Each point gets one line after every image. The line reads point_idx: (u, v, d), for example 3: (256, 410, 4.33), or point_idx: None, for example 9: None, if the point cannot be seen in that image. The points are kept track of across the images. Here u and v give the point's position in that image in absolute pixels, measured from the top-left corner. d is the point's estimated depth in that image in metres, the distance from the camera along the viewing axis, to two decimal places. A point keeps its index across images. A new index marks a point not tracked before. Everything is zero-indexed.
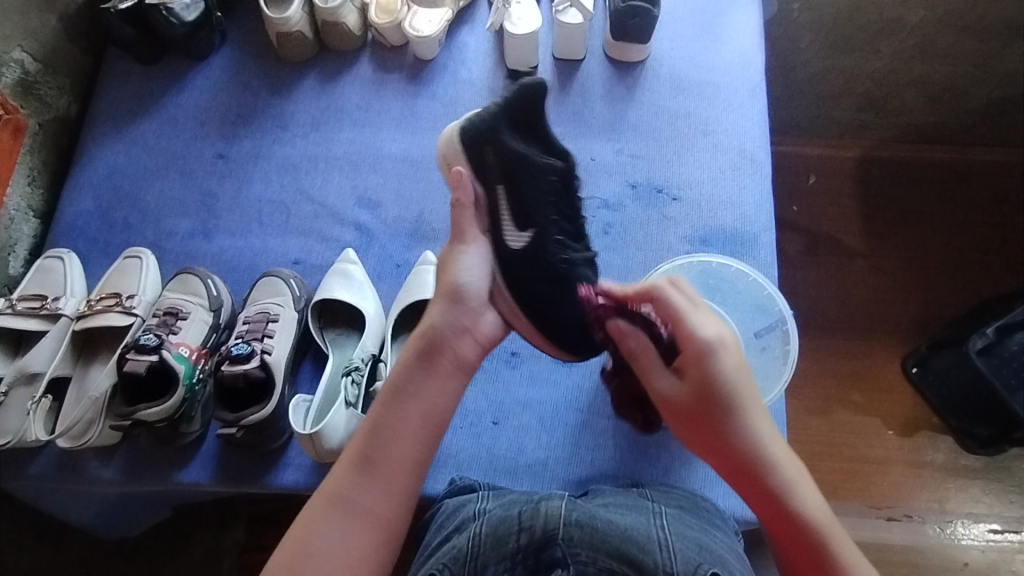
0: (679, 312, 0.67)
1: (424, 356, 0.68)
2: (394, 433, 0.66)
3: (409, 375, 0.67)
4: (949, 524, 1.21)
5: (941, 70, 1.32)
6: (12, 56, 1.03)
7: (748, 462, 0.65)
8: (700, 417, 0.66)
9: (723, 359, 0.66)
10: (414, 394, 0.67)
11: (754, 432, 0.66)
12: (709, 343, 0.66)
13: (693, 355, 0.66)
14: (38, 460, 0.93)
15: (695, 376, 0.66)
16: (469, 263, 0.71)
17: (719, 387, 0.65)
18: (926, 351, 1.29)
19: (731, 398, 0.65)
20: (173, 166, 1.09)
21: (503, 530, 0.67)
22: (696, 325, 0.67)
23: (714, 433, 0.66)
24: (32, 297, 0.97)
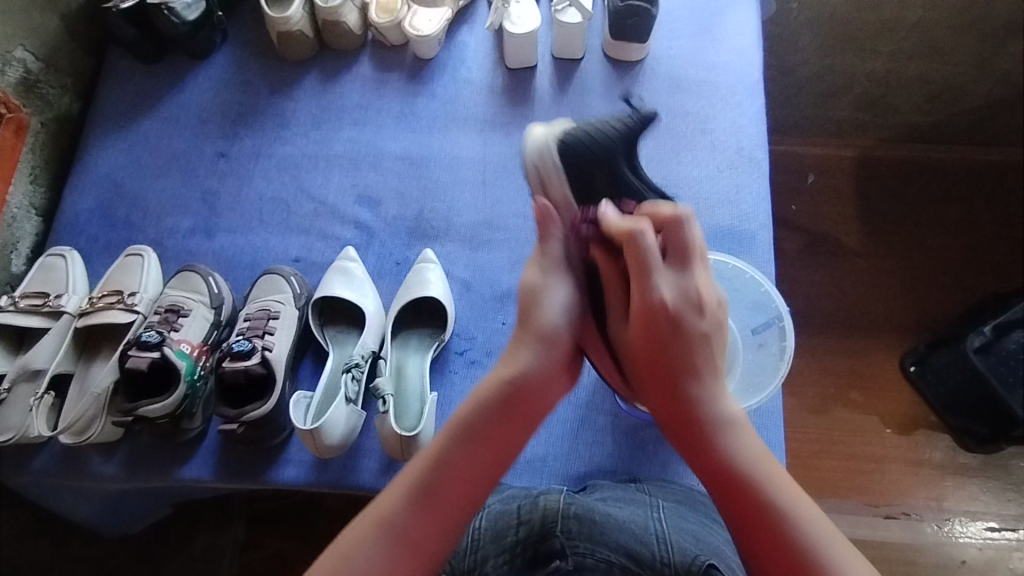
0: (646, 260, 0.63)
1: (500, 395, 0.64)
2: (451, 466, 0.62)
3: (482, 414, 0.63)
4: (947, 521, 1.22)
5: (939, 70, 1.33)
6: (15, 55, 1.03)
7: (692, 413, 0.62)
8: (649, 365, 0.63)
9: (682, 316, 0.62)
10: (484, 437, 0.63)
11: (707, 389, 0.62)
12: (666, 296, 0.62)
13: (646, 307, 0.62)
14: (40, 456, 0.94)
15: (645, 324, 0.62)
16: (562, 302, 0.67)
17: (671, 333, 0.62)
18: (925, 350, 1.29)
19: (684, 354, 0.62)
20: (174, 165, 1.10)
21: (503, 524, 0.69)
22: (660, 278, 0.63)
23: (662, 385, 0.63)
24: (35, 294, 0.97)
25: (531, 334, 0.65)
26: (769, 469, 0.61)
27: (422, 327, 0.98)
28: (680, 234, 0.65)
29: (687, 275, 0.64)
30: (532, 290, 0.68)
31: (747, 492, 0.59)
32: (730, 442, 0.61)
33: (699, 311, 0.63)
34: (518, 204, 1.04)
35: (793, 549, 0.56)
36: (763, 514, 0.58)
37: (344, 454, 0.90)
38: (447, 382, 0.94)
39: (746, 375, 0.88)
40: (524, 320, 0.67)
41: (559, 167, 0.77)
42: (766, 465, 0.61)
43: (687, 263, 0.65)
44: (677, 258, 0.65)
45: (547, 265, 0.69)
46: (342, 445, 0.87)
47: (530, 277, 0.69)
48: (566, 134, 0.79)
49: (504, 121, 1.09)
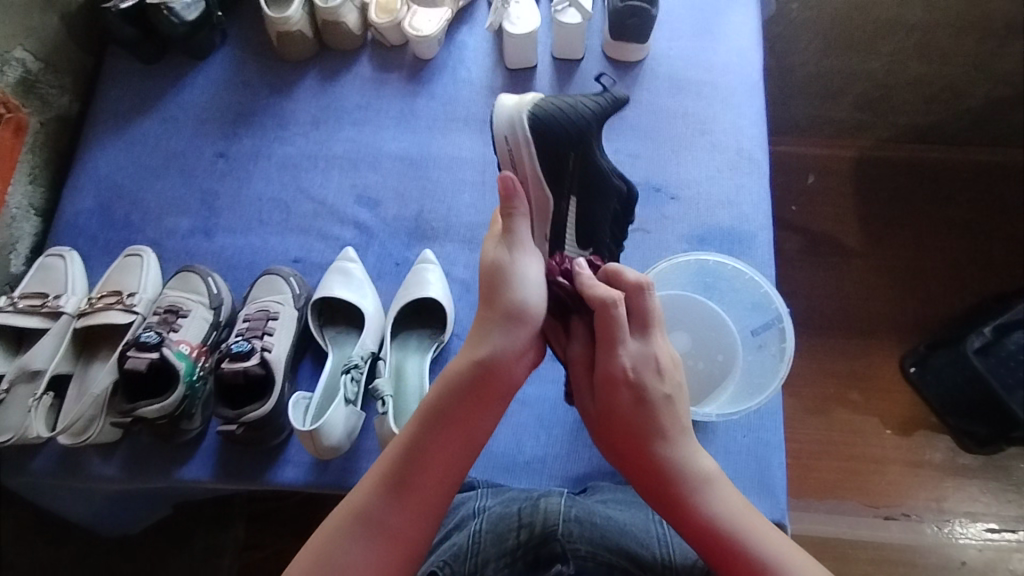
0: (610, 325, 0.65)
1: (464, 378, 0.64)
2: (421, 453, 0.62)
3: (449, 399, 0.64)
4: (947, 523, 1.21)
5: (940, 70, 1.33)
6: (14, 55, 1.03)
7: (665, 475, 0.62)
8: (621, 432, 0.64)
9: (642, 380, 0.64)
10: (453, 420, 0.63)
11: (677, 447, 0.63)
12: (629, 364, 0.64)
13: (608, 373, 0.65)
14: (39, 456, 0.93)
15: (613, 393, 0.64)
16: (531, 282, 0.67)
17: (637, 396, 0.63)
18: (926, 350, 1.29)
19: (652, 417, 0.63)
20: (173, 165, 1.10)
21: (504, 526, 0.67)
22: (625, 341, 0.65)
23: (633, 449, 0.63)
24: (34, 294, 0.97)
25: (498, 312, 0.65)
26: (750, 525, 0.60)
27: (421, 328, 0.98)
28: (641, 300, 0.67)
29: (650, 340, 0.66)
30: (499, 266, 0.67)
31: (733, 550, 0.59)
32: (709, 498, 0.61)
33: (662, 374, 0.65)
34: None
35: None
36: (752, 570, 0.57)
37: (343, 455, 0.90)
38: None
39: (746, 375, 0.90)
40: (488, 297, 0.67)
41: (532, 148, 0.75)
42: (747, 518, 0.61)
43: (648, 329, 0.67)
44: (639, 323, 0.67)
45: (513, 244, 0.68)
46: (340, 447, 0.86)
47: (499, 254, 0.68)
48: (537, 106, 0.74)
49: None
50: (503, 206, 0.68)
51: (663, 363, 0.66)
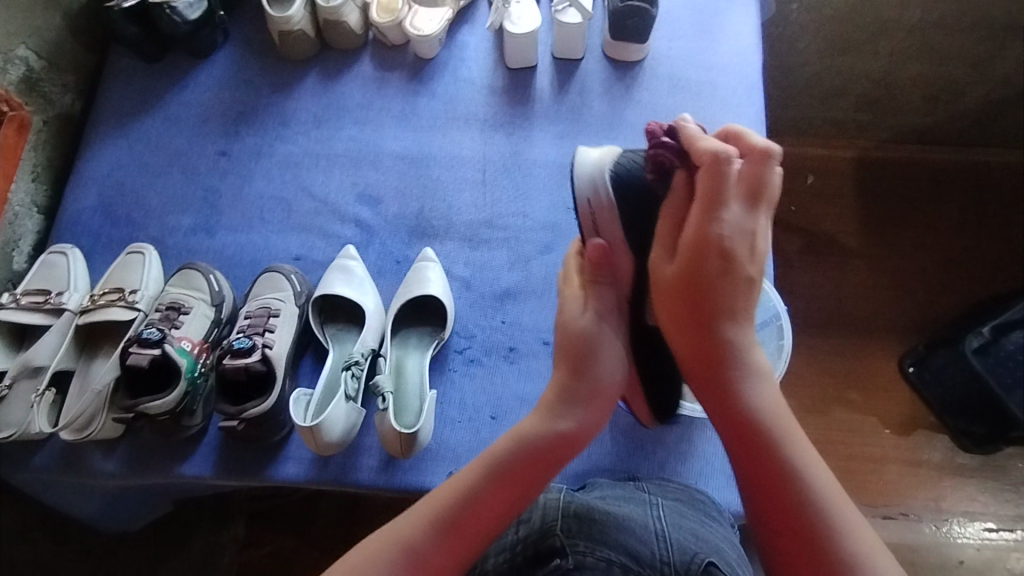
0: (722, 186, 0.66)
1: (537, 439, 0.67)
2: (476, 502, 0.64)
3: (511, 453, 0.66)
4: (945, 522, 1.22)
5: (938, 71, 1.34)
6: (17, 53, 1.04)
7: (721, 351, 0.65)
8: (685, 296, 0.66)
9: (731, 255, 0.66)
10: (511, 473, 0.65)
11: (737, 332, 0.66)
12: (725, 231, 0.66)
13: (701, 236, 0.66)
14: (41, 452, 0.94)
15: (695, 255, 0.66)
16: (613, 356, 0.71)
17: (719, 268, 0.66)
18: (925, 350, 1.29)
19: (727, 292, 0.66)
20: (176, 163, 1.10)
21: (504, 524, 0.71)
22: (727, 209, 0.67)
23: (697, 319, 0.66)
24: (36, 291, 0.98)
25: (580, 385, 0.70)
26: (786, 420, 0.64)
27: (422, 325, 0.98)
28: (762, 171, 0.68)
29: (753, 215, 0.68)
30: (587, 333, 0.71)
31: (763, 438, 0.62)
32: (755, 389, 0.65)
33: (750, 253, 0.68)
34: (518, 204, 1.04)
35: (800, 497, 0.59)
36: (775, 461, 0.61)
37: (344, 451, 0.90)
38: (446, 380, 0.94)
39: None
40: (573, 364, 0.71)
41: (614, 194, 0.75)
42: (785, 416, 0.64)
43: (755, 202, 0.68)
44: (749, 194, 0.68)
45: (600, 312, 0.73)
46: (342, 443, 0.87)
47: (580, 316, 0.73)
48: (617, 165, 0.77)
49: (503, 120, 1.10)
50: (592, 270, 0.75)
51: (756, 244, 0.68)
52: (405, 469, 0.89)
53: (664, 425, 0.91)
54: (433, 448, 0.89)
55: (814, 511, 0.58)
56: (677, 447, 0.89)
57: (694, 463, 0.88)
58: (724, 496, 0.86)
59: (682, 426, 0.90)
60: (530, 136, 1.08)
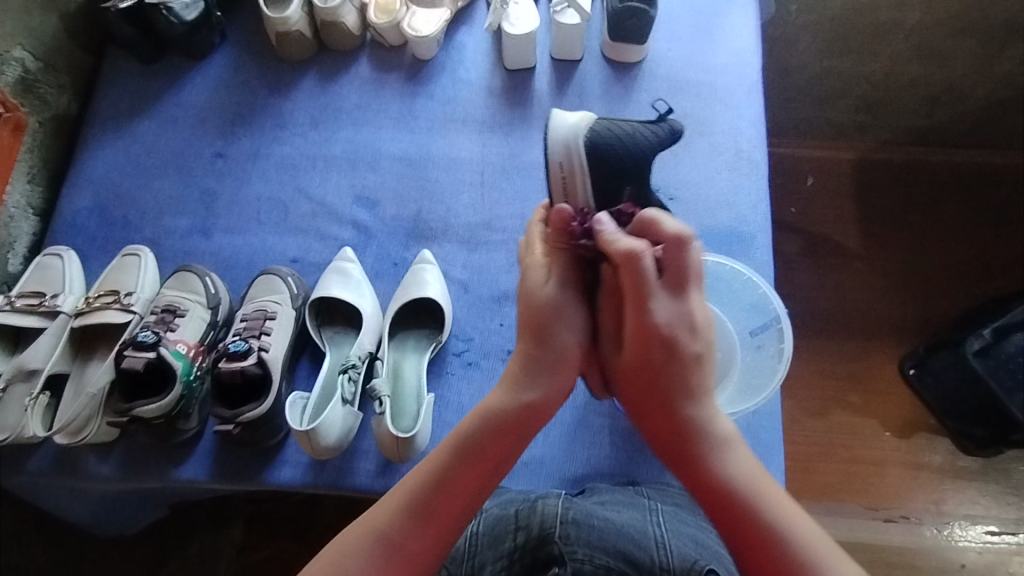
0: (640, 284, 0.62)
1: (503, 413, 0.66)
2: (447, 484, 0.64)
3: (478, 429, 0.65)
4: (947, 525, 1.21)
5: (939, 72, 1.33)
6: (13, 54, 1.03)
7: (686, 434, 0.62)
8: (644, 386, 0.64)
9: (675, 339, 0.62)
10: (482, 454, 0.65)
11: (699, 410, 0.63)
12: (661, 321, 0.62)
13: (639, 331, 0.63)
14: (36, 456, 0.93)
15: (640, 353, 0.63)
16: (574, 322, 0.68)
17: (667, 360, 0.62)
18: (925, 351, 1.28)
19: (677, 373, 0.62)
20: (172, 164, 1.10)
21: (501, 529, 0.69)
22: (655, 303, 0.62)
23: (659, 408, 0.63)
24: (31, 293, 0.97)
25: (542, 355, 0.66)
26: (769, 492, 0.60)
27: (420, 328, 0.97)
28: (678, 255, 0.63)
29: (683, 296, 0.64)
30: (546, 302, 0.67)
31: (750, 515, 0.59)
32: (730, 466, 0.62)
33: (688, 328, 0.63)
34: (516, 205, 1.03)
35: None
36: (768, 543, 0.57)
37: (341, 455, 0.90)
38: (444, 383, 0.93)
39: (745, 376, 0.88)
40: (533, 336, 0.67)
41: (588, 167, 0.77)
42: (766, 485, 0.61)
43: (681, 283, 0.63)
44: (675, 279, 0.64)
45: (563, 282, 0.68)
46: (338, 447, 0.86)
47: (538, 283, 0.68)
48: (594, 132, 0.77)
49: (502, 122, 1.09)
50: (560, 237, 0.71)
51: (697, 320, 0.64)
52: (402, 473, 0.88)
53: None
54: (431, 452, 0.89)
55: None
56: None
57: None
58: None
59: None
60: (529, 137, 1.08)
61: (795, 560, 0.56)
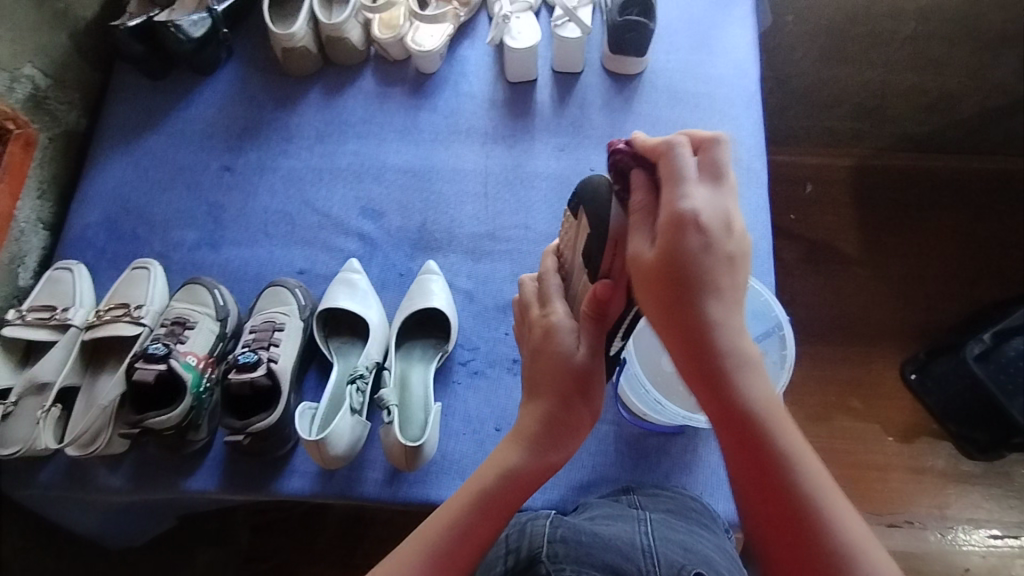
0: (678, 172, 0.60)
1: (522, 470, 0.68)
2: (467, 535, 0.65)
3: (496, 485, 0.67)
4: (950, 529, 1.22)
5: (934, 79, 1.35)
6: (24, 72, 1.05)
7: (707, 336, 0.58)
8: (667, 283, 0.58)
9: (711, 234, 0.58)
10: (499, 505, 0.67)
11: (723, 312, 0.59)
12: (699, 209, 0.59)
13: (675, 214, 0.59)
14: (48, 468, 0.94)
15: (673, 238, 0.58)
16: (601, 394, 0.70)
17: (700, 255, 0.58)
18: (925, 356, 1.30)
19: (709, 273, 0.58)
20: (181, 179, 1.11)
21: (492, 556, 0.70)
22: (692, 192, 0.59)
23: (679, 309, 0.59)
24: (42, 307, 0.98)
25: (571, 419, 0.69)
26: (777, 411, 0.59)
27: (426, 338, 0.99)
28: (717, 155, 0.61)
29: (722, 195, 0.60)
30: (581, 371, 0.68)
31: (761, 432, 0.58)
32: (749, 380, 0.59)
33: (722, 229, 0.59)
34: (520, 215, 1.05)
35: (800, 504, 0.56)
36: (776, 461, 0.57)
37: (349, 465, 0.91)
38: (451, 392, 0.94)
39: None
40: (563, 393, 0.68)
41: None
42: (775, 406, 0.59)
43: (721, 179, 0.61)
44: (712, 176, 0.61)
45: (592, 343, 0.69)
46: (347, 456, 0.87)
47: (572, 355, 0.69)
48: None
49: (505, 133, 1.11)
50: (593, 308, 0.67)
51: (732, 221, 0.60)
52: (410, 482, 0.89)
53: (668, 436, 0.91)
54: (438, 460, 0.90)
55: (811, 508, 0.56)
56: (682, 457, 0.90)
57: (698, 474, 0.89)
58: (728, 509, 0.86)
59: (686, 437, 0.91)
60: (531, 148, 1.09)
61: (795, 484, 0.57)
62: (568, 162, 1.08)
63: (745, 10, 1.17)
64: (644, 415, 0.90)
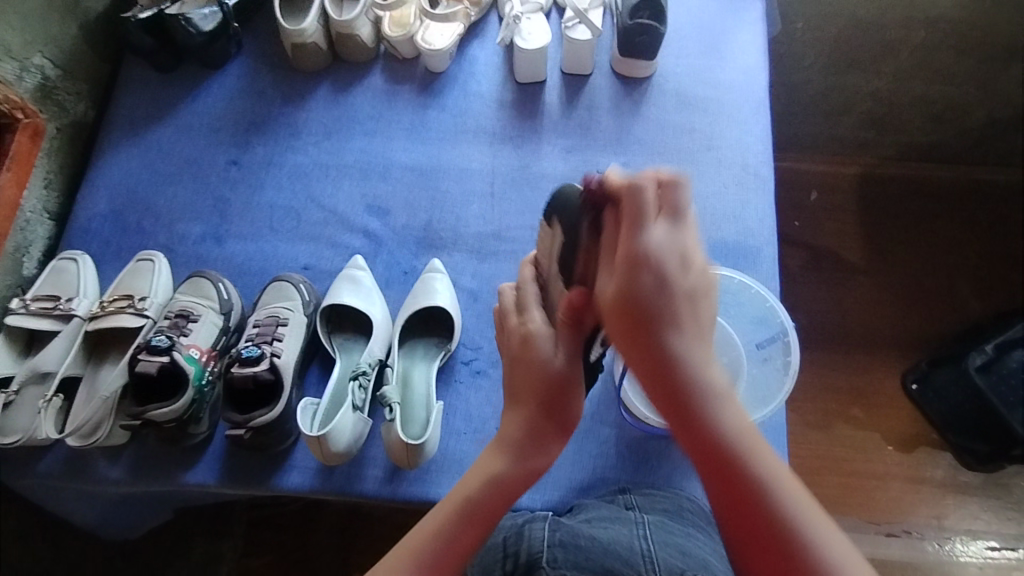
0: (639, 209, 0.63)
1: (505, 477, 0.67)
2: (453, 543, 0.65)
3: (480, 493, 0.67)
4: (948, 540, 1.22)
5: (941, 89, 1.35)
6: (34, 61, 1.05)
7: (671, 369, 0.61)
8: (627, 322, 0.61)
9: (666, 274, 0.61)
10: (482, 512, 0.66)
11: (687, 345, 0.61)
12: (654, 249, 0.62)
13: (631, 254, 0.62)
14: (47, 458, 0.94)
15: (629, 277, 0.61)
16: (580, 397, 0.70)
17: (656, 294, 0.61)
18: (927, 367, 1.30)
19: (670, 309, 0.61)
20: (187, 172, 1.11)
21: (491, 558, 0.70)
22: (648, 232, 0.62)
23: (641, 346, 0.61)
24: (46, 297, 0.98)
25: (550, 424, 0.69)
26: (748, 439, 0.61)
27: (429, 336, 0.98)
28: (674, 196, 0.63)
29: (681, 232, 0.63)
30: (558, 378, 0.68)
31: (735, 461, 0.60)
32: (718, 412, 0.61)
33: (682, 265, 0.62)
34: (526, 216, 1.05)
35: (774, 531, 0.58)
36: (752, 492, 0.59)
37: (350, 461, 0.91)
38: (453, 391, 0.94)
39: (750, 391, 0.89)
40: (542, 400, 0.68)
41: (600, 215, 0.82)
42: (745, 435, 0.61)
43: (680, 218, 0.63)
44: (669, 216, 0.63)
45: (570, 350, 0.69)
46: (348, 453, 0.87)
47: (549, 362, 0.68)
48: None
49: (513, 134, 1.11)
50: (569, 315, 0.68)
51: (689, 258, 0.63)
52: (410, 480, 0.89)
53: (669, 440, 0.91)
54: (439, 459, 0.90)
55: (784, 533, 0.57)
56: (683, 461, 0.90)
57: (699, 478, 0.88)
58: None
59: None
60: (539, 149, 1.09)
61: (771, 512, 0.58)
62: (575, 163, 1.08)
63: (755, 16, 1.17)
64: (646, 419, 0.89)
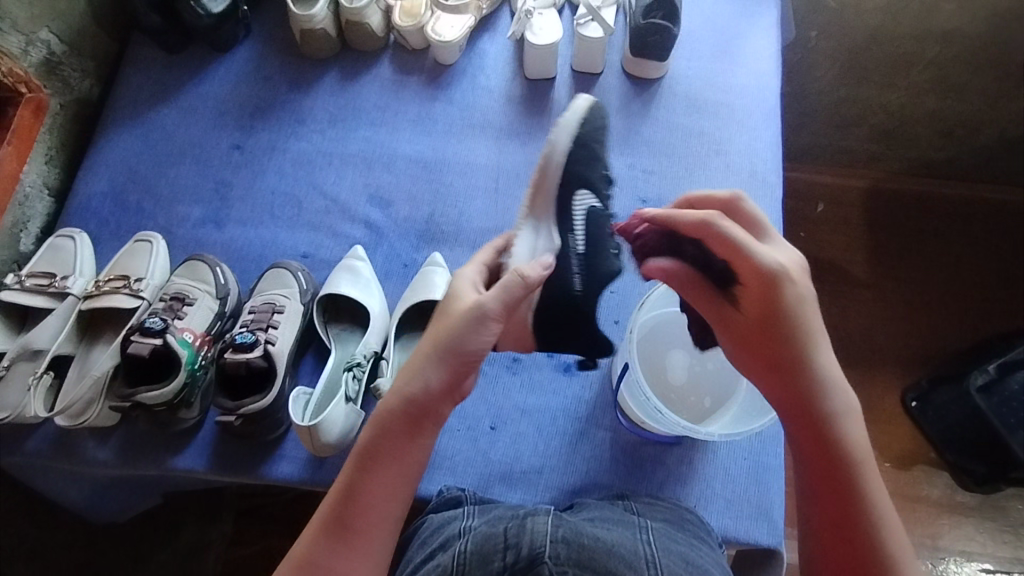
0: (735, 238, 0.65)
1: (401, 421, 0.65)
2: (358, 496, 0.65)
3: (381, 440, 0.65)
4: (942, 561, 1.19)
5: (954, 106, 1.34)
6: (39, 36, 1.04)
7: (806, 387, 0.64)
8: (760, 337, 0.66)
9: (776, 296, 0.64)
10: (387, 458, 0.65)
11: (815, 360, 0.65)
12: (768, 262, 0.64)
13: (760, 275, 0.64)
14: (35, 436, 0.93)
15: (758, 301, 0.65)
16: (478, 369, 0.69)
17: (795, 317, 0.64)
18: (927, 385, 1.28)
19: (794, 333, 0.64)
20: (189, 153, 1.10)
21: (489, 548, 0.65)
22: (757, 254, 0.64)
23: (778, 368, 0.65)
24: (42, 273, 0.97)
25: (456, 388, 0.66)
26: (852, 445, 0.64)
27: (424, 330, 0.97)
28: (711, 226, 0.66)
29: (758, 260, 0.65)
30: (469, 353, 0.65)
31: (839, 453, 0.63)
32: (837, 418, 0.64)
33: (801, 282, 0.64)
34: None
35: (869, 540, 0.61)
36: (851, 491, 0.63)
37: (341, 453, 0.89)
38: None
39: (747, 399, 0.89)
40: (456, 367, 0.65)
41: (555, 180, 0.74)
42: (857, 436, 0.64)
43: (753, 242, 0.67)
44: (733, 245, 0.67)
45: (486, 327, 0.65)
46: (339, 444, 0.86)
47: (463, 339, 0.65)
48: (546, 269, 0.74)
49: (519, 130, 1.10)
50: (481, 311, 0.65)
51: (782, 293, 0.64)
52: None
53: (665, 445, 0.90)
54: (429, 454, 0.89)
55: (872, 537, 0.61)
56: (677, 469, 0.88)
57: (694, 487, 0.87)
58: (722, 523, 0.84)
59: (684, 447, 0.89)
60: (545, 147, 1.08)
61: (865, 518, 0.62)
62: None
63: (770, 22, 1.16)
64: (642, 423, 0.88)
